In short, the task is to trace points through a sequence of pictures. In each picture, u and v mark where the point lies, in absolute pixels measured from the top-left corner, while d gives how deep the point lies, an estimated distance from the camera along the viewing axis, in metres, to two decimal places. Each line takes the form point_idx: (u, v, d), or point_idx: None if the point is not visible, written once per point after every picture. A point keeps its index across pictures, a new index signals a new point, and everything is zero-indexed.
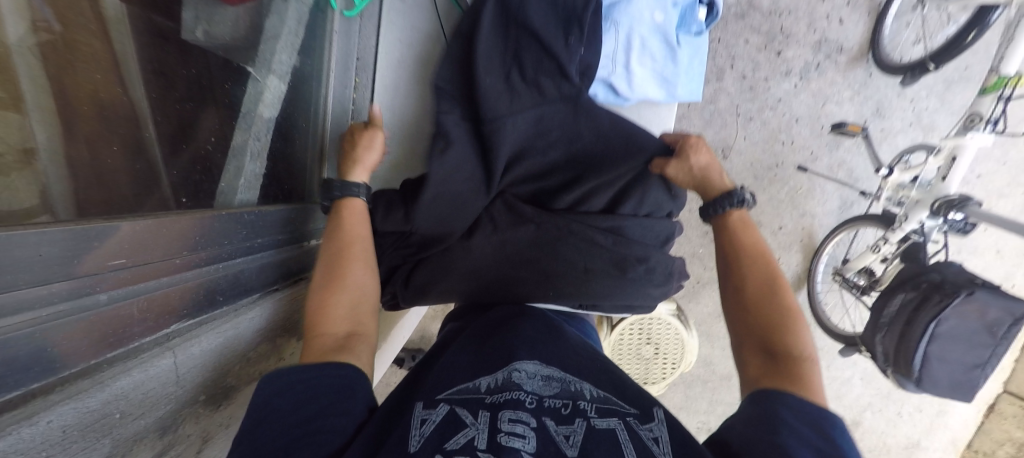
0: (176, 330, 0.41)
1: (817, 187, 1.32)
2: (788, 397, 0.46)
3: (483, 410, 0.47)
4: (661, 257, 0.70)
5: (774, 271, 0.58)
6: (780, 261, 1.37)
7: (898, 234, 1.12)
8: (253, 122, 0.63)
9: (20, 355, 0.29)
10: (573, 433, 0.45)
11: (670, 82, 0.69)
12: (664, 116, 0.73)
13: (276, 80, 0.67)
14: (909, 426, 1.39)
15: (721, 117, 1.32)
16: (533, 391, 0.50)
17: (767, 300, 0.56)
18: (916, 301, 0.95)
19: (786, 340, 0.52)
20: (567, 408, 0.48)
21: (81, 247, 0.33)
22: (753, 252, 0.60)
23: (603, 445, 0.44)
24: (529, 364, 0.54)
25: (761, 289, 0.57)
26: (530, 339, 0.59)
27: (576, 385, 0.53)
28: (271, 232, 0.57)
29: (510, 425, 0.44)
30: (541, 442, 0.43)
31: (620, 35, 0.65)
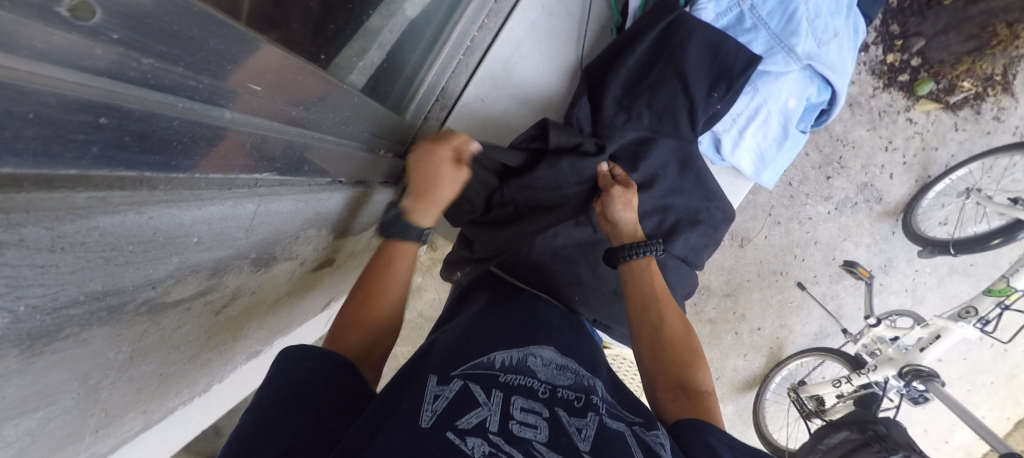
0: (264, 180, 0.38)
1: (805, 308, 1.39)
2: (710, 426, 0.52)
3: (496, 391, 0.47)
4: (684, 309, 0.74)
5: (680, 313, 0.63)
6: (745, 358, 1.43)
7: (862, 379, 1.18)
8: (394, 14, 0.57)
9: (157, 132, 0.26)
10: (585, 427, 0.47)
11: (764, 163, 0.71)
12: (737, 189, 0.75)
13: None
14: None
15: (755, 209, 1.36)
16: (547, 380, 0.52)
17: (677, 348, 0.61)
18: (856, 443, 1.03)
19: (692, 380, 0.58)
20: (580, 402, 0.50)
21: (236, 53, 0.30)
22: (663, 297, 0.63)
23: (611, 441, 0.46)
24: (547, 351, 0.57)
25: (675, 334, 0.62)
26: (553, 324, 0.64)
27: (588, 380, 0.56)
28: (360, 126, 0.53)
29: (523, 415, 0.45)
30: (554, 432, 0.45)
31: (753, 102, 0.66)
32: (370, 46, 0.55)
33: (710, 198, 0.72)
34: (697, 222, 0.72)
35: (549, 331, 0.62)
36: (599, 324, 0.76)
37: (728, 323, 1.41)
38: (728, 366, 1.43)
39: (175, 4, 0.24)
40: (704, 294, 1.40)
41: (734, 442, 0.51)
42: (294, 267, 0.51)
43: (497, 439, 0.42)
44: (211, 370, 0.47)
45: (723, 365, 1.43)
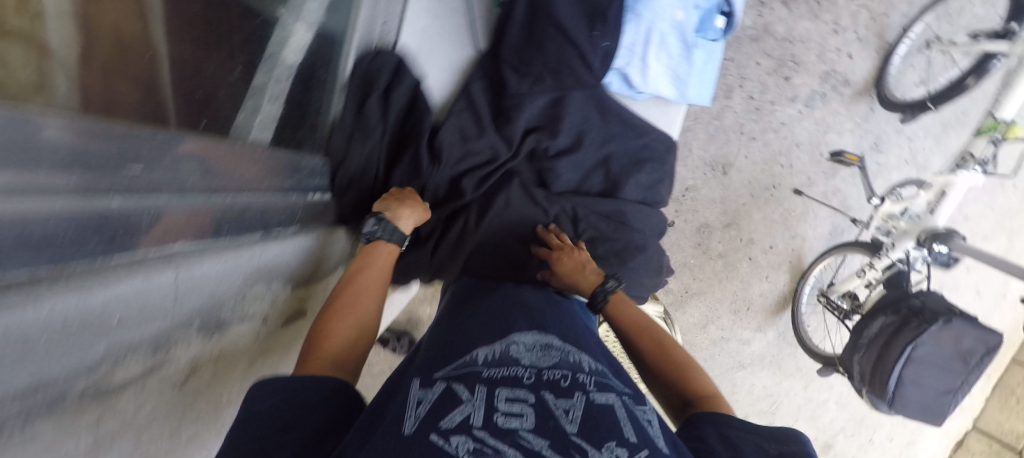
0: (181, 250, 0.40)
1: (810, 212, 1.35)
2: (723, 418, 0.49)
3: (480, 386, 0.48)
4: (656, 247, 0.75)
5: (661, 333, 0.63)
6: (769, 280, 1.39)
7: (884, 261, 1.14)
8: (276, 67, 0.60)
9: (37, 234, 0.28)
10: (573, 408, 0.46)
11: (682, 81, 0.71)
12: (671, 115, 0.76)
13: (305, 29, 0.62)
14: (878, 454, 1.42)
15: (725, 134, 1.34)
16: (531, 365, 0.52)
17: (672, 358, 0.59)
18: (895, 326, 0.97)
19: (693, 385, 0.55)
20: (567, 381, 0.50)
21: (95, 145, 0.32)
22: (641, 323, 0.64)
23: (601, 417, 0.45)
24: (526, 336, 0.58)
25: (659, 352, 0.60)
26: (532, 310, 0.64)
27: (575, 356, 0.56)
28: (283, 174, 0.57)
29: (508, 405, 0.45)
30: (540, 416, 0.44)
31: (641, 27, 0.67)
32: (262, 101, 0.58)
33: (639, 132, 0.73)
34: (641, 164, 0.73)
35: (527, 316, 0.62)
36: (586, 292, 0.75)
37: (739, 250, 1.38)
38: (754, 293, 1.40)
39: (18, 120, 0.26)
40: (706, 231, 1.37)
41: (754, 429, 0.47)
42: (258, 322, 0.54)
43: (482, 434, 0.42)
44: (206, 440, 0.50)
45: (749, 294, 1.40)
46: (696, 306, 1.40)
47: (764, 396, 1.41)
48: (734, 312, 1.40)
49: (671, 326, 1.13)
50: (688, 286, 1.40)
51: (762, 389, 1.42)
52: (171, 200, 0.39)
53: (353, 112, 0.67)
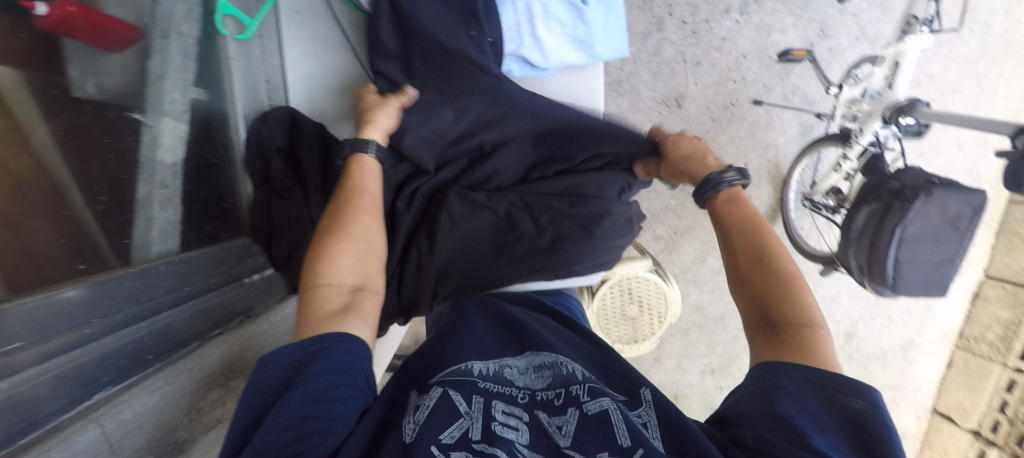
0: (99, 400, 0.41)
1: (775, 118, 1.32)
2: (782, 365, 0.47)
3: (476, 395, 0.48)
4: (618, 206, 0.72)
5: (771, 242, 0.58)
6: (753, 197, 1.37)
7: (856, 149, 1.09)
8: (156, 170, 0.62)
9: None
10: (567, 422, 0.46)
11: (586, 43, 0.69)
12: (590, 80, 0.73)
13: (172, 121, 0.65)
14: (902, 329, 1.43)
15: (669, 67, 1.29)
16: (525, 387, 0.51)
17: (767, 275, 0.55)
18: (880, 212, 0.95)
19: (787, 309, 0.52)
20: (560, 399, 0.49)
21: None
22: (757, 223, 0.60)
23: (598, 427, 0.45)
24: (519, 359, 0.55)
25: (760, 260, 0.57)
26: (506, 325, 0.60)
27: (568, 366, 0.54)
28: (203, 277, 0.57)
29: (504, 416, 0.46)
30: (534, 435, 0.45)
31: (520, 5, 0.65)
32: (153, 209, 0.61)
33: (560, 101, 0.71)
34: (579, 127, 0.71)
35: (508, 338, 0.58)
36: (563, 275, 0.73)
37: None
38: None
39: None
40: None
41: (808, 379, 0.45)
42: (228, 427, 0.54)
43: (481, 446, 0.43)
44: None
45: None
46: (689, 244, 1.39)
47: None
48: None
49: (664, 275, 1.13)
50: (676, 227, 1.38)
51: None
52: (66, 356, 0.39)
53: (263, 182, 0.66)
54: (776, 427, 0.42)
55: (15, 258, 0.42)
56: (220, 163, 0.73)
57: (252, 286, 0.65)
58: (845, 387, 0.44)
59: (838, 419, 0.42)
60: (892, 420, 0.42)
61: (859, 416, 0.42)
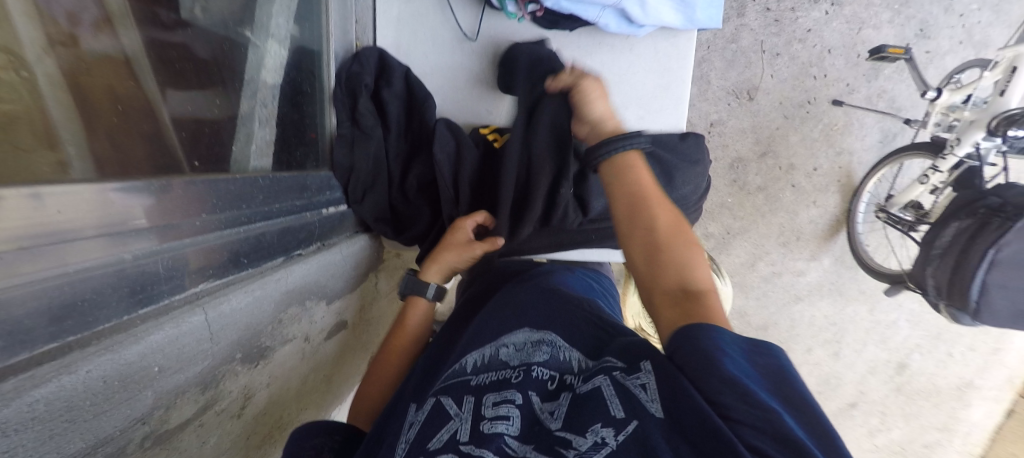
0: (203, 290, 0.41)
1: (854, 121, 1.24)
2: (712, 329, 0.38)
3: (468, 397, 0.47)
4: (686, 173, 0.69)
5: (671, 208, 0.49)
6: (817, 204, 1.29)
7: (950, 161, 1.01)
8: (257, 88, 0.60)
9: (27, 315, 0.28)
10: (558, 407, 0.43)
11: (687, 5, 0.63)
12: (681, 47, 0.69)
13: (275, 44, 0.62)
14: (962, 368, 1.33)
15: (745, 55, 1.23)
16: (520, 364, 0.50)
17: (677, 238, 0.47)
18: (973, 229, 0.88)
19: (685, 276, 0.44)
20: (554, 383, 0.46)
21: (106, 216, 0.33)
22: (648, 187, 0.51)
23: (588, 407, 0.40)
24: (517, 336, 0.56)
25: (669, 228, 0.47)
26: (522, 305, 0.62)
27: (566, 352, 0.51)
28: (286, 198, 0.56)
29: (494, 410, 0.44)
30: (526, 419, 0.43)
31: None
32: (252, 126, 0.60)
33: (655, 65, 0.70)
34: (671, 100, 0.71)
35: (520, 318, 0.60)
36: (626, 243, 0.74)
37: (780, 179, 1.29)
38: (802, 221, 1.31)
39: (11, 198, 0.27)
40: (740, 165, 1.29)
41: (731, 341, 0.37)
42: (302, 345, 0.55)
43: (468, 447, 0.41)
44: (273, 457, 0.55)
45: (798, 224, 1.31)
46: (741, 246, 1.34)
47: (827, 326, 1.35)
48: (784, 245, 1.32)
49: (718, 271, 1.09)
50: (729, 227, 1.33)
51: (825, 320, 1.35)
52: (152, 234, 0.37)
53: (348, 119, 0.65)
54: (727, 390, 0.32)
55: (108, 158, 0.41)
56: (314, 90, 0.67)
57: (330, 217, 0.65)
58: (756, 348, 0.36)
59: (763, 373, 0.34)
60: (803, 380, 0.35)
61: (777, 373, 0.34)
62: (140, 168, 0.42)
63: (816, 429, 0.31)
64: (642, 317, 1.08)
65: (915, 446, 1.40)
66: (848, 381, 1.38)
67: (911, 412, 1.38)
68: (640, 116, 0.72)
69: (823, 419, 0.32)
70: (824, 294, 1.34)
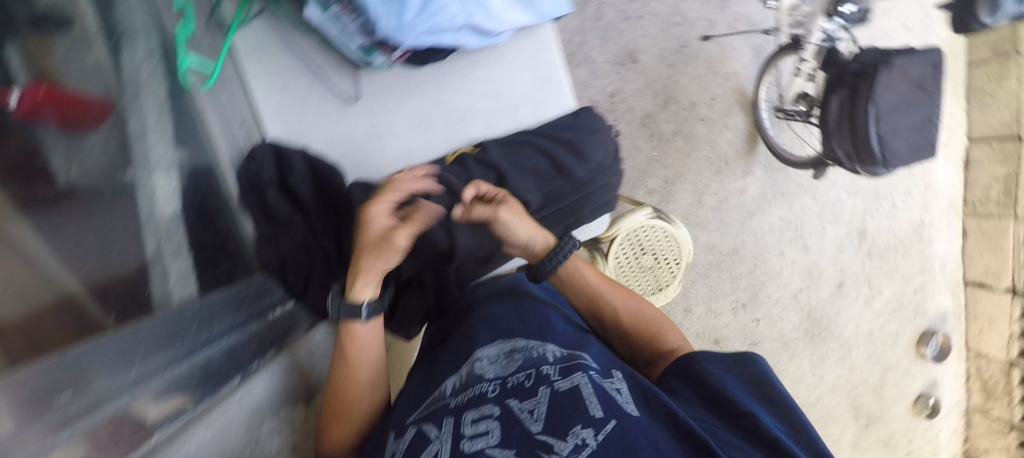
0: (162, 438, 0.38)
1: (727, 49, 1.37)
2: (702, 355, 0.68)
3: (448, 418, 0.54)
4: (593, 143, 0.74)
5: (625, 295, 0.79)
6: (728, 127, 1.39)
7: (809, 49, 1.13)
8: (158, 223, 0.53)
9: None
10: (537, 405, 0.54)
11: (530, 3, 0.68)
12: (542, 38, 0.75)
13: (163, 175, 0.55)
14: (909, 212, 1.44)
15: (615, 28, 1.33)
16: (496, 377, 0.59)
17: (638, 314, 0.78)
18: (849, 96, 0.98)
19: (660, 341, 0.75)
20: (530, 381, 0.57)
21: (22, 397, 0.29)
22: (606, 290, 0.79)
23: (567, 402, 0.53)
24: (489, 349, 0.65)
25: (630, 309, 0.78)
26: (490, 318, 0.71)
27: (540, 351, 0.62)
28: (224, 317, 0.57)
29: (473, 428, 0.52)
30: (506, 426, 0.52)
31: None
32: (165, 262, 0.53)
33: (526, 62, 0.75)
34: (553, 85, 0.76)
35: (486, 331, 0.68)
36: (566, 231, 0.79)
37: (688, 119, 1.38)
38: (723, 146, 1.40)
39: None
40: (651, 120, 1.37)
41: (725, 366, 0.66)
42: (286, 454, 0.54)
43: None
44: None
45: (720, 150, 1.40)
46: (683, 189, 1.39)
47: (786, 227, 1.43)
48: (718, 173, 1.40)
49: (668, 218, 1.14)
50: (666, 177, 1.39)
51: (782, 222, 1.43)
52: (73, 436, 0.32)
53: (263, 218, 0.65)
54: (727, 407, 0.61)
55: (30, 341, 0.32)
56: (220, 206, 0.64)
57: (273, 321, 0.64)
58: (742, 361, 0.67)
59: (747, 382, 0.64)
60: (775, 377, 0.65)
61: (759, 378, 0.64)
62: (53, 347, 0.34)
63: (777, 403, 0.61)
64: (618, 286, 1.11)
65: (908, 296, 1.46)
66: (826, 265, 1.44)
67: (890, 266, 1.44)
68: (534, 109, 0.76)
69: (782, 391, 0.63)
70: (770, 201, 1.42)
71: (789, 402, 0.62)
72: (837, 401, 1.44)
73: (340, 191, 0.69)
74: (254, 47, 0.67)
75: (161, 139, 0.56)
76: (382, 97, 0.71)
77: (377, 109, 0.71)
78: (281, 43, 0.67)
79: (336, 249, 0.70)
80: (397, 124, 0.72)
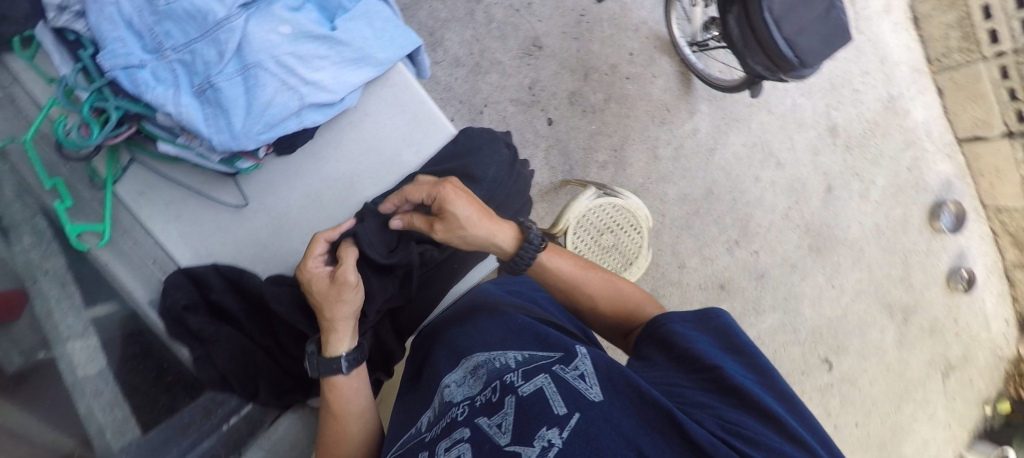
0: None
1: (627, 1, 1.34)
2: (670, 314, 0.58)
3: (423, 451, 0.48)
4: (480, 163, 0.73)
5: (600, 274, 0.70)
6: (657, 75, 1.35)
7: None
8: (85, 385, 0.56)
9: None
10: (505, 417, 0.46)
11: (364, 57, 0.68)
12: (399, 81, 0.75)
13: (77, 340, 0.58)
14: (875, 92, 1.39)
15: (509, 23, 1.31)
16: (464, 398, 0.52)
17: (614, 291, 0.69)
18: (743, 14, 0.92)
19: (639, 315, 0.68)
20: (496, 393, 0.49)
21: None
22: (578, 276, 0.69)
23: (533, 407, 0.45)
24: (455, 374, 0.56)
25: (604, 288, 0.69)
26: (448, 339, 0.63)
27: (501, 358, 0.54)
28: (164, 451, 0.58)
29: (446, 456, 0.44)
30: (475, 445, 0.44)
31: (272, 65, 0.60)
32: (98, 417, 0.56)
33: (391, 108, 0.75)
34: (426, 121, 0.76)
35: (449, 354, 0.60)
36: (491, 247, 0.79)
37: (614, 81, 1.34)
38: (659, 95, 1.35)
39: None
40: (578, 96, 1.33)
41: (689, 320, 0.57)
42: None
43: None
44: None
45: (658, 100, 1.35)
46: (634, 150, 1.35)
47: (753, 151, 1.37)
48: (663, 123, 1.35)
49: (616, 191, 1.14)
50: (613, 145, 1.34)
51: (747, 148, 1.37)
52: None
53: (194, 341, 0.69)
54: (690, 365, 0.51)
55: None
56: (145, 347, 0.69)
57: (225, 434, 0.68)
58: (705, 314, 0.58)
59: (713, 335, 0.55)
60: (740, 327, 0.56)
61: (723, 327, 0.56)
62: None
63: (743, 352, 0.53)
64: None
65: (904, 174, 1.40)
66: (808, 175, 1.37)
67: (871, 153, 1.39)
68: (415, 150, 0.76)
69: (746, 340, 0.54)
70: (726, 132, 1.37)
71: (755, 351, 0.53)
72: (865, 304, 1.40)
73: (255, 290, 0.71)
74: (136, 192, 0.72)
75: (69, 309, 0.59)
76: (269, 192, 0.74)
77: (268, 204, 0.74)
78: (160, 179, 0.72)
79: (272, 343, 0.74)
80: (291, 212, 0.75)
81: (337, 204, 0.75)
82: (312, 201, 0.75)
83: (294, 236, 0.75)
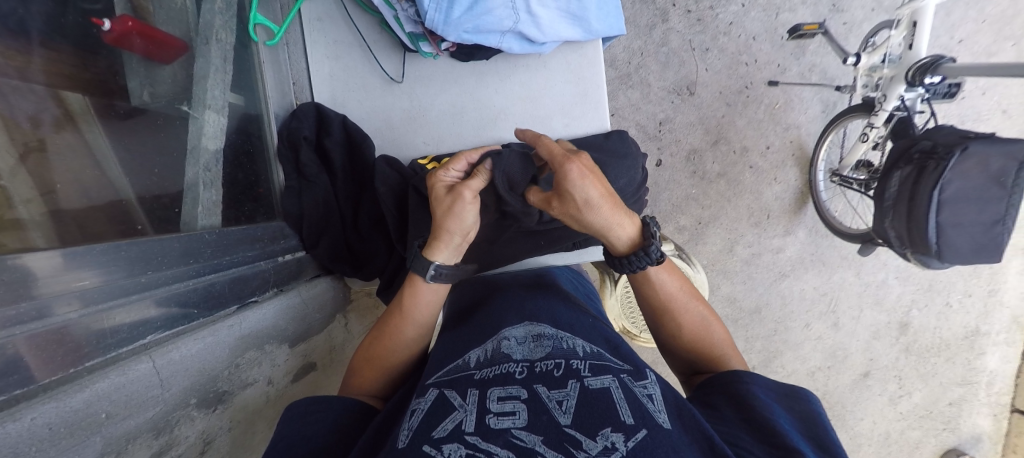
0: (153, 341, 0.45)
1: (793, 97, 1.31)
2: (755, 377, 0.55)
3: (472, 389, 0.49)
4: (618, 168, 0.73)
5: (699, 311, 0.65)
6: (778, 179, 1.32)
7: (881, 116, 1.06)
8: (201, 154, 0.63)
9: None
10: (567, 397, 0.47)
11: (581, 18, 0.69)
12: (590, 55, 0.74)
13: (214, 114, 0.65)
14: (964, 317, 1.33)
15: (677, 56, 1.30)
16: (523, 359, 0.54)
17: (704, 332, 0.64)
18: (914, 175, 0.90)
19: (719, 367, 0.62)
20: (560, 370, 0.51)
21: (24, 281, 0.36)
22: (675, 301, 0.65)
23: (600, 403, 0.46)
24: (518, 330, 0.59)
25: (696, 324, 0.65)
26: (517, 299, 0.68)
27: (569, 342, 0.56)
28: (234, 250, 0.61)
29: (500, 405, 0.47)
30: (533, 411, 0.46)
31: None
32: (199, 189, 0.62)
33: (569, 74, 0.75)
34: (592, 104, 0.76)
35: (517, 311, 0.64)
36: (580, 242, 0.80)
37: (737, 163, 1.33)
38: (768, 198, 1.33)
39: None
40: (696, 156, 1.32)
41: (773, 390, 0.53)
42: (266, 387, 0.56)
43: (474, 439, 0.43)
44: None
45: (765, 202, 1.33)
46: (716, 233, 1.34)
47: (819, 298, 1.34)
48: (756, 225, 1.34)
49: (690, 260, 1.13)
50: (700, 217, 1.34)
51: (816, 292, 1.35)
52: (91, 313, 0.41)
53: (294, 172, 0.72)
54: (761, 433, 0.47)
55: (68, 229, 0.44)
56: (254, 152, 0.73)
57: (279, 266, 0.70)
58: (794, 394, 0.53)
59: (796, 418, 0.50)
60: (830, 423, 0.50)
61: (810, 415, 0.50)
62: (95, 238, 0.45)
63: (827, 449, 0.47)
64: (622, 316, 1.09)
65: (941, 405, 1.35)
66: (853, 349, 1.35)
67: (927, 370, 1.35)
68: (566, 123, 0.77)
69: (834, 436, 0.48)
70: (806, 266, 1.34)
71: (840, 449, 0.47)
72: None
73: (368, 160, 0.73)
74: (315, 17, 0.74)
75: (219, 83, 0.67)
76: (423, 83, 0.75)
77: (417, 94, 0.75)
78: (340, 17, 0.74)
79: (354, 212, 0.75)
80: (432, 112, 0.76)
81: (475, 129, 0.76)
82: (456, 113, 0.76)
83: (421, 134, 0.76)
